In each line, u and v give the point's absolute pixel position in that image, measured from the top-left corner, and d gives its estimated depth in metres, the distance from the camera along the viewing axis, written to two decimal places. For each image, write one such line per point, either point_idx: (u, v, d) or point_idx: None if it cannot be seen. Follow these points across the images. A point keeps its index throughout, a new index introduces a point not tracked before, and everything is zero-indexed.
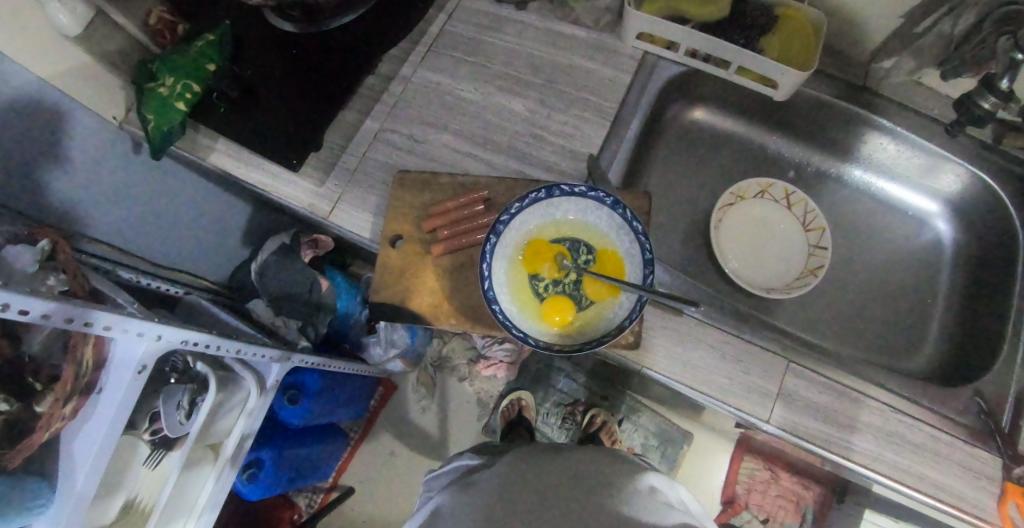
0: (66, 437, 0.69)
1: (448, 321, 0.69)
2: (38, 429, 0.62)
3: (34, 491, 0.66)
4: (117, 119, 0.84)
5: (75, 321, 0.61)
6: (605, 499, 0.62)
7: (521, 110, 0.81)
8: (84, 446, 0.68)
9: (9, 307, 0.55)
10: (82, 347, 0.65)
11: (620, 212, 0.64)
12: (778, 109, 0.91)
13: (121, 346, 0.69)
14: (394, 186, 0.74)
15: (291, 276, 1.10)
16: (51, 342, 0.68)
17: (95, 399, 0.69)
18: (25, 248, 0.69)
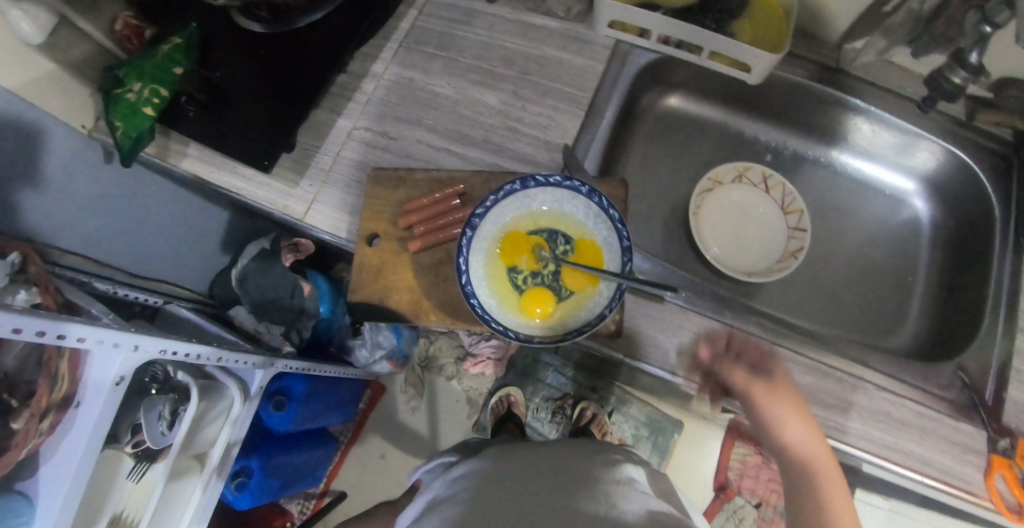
0: (45, 454, 0.68)
1: (429, 318, 0.68)
2: (15, 447, 0.61)
3: (14, 508, 0.65)
4: (86, 128, 0.82)
5: (47, 334, 0.60)
6: (589, 491, 0.62)
7: (495, 103, 0.80)
8: (63, 463, 0.67)
9: None
10: (57, 361, 0.65)
11: (596, 200, 0.63)
12: (753, 93, 0.91)
13: (97, 359, 0.67)
14: (369, 183, 0.73)
15: (271, 281, 1.09)
16: (25, 357, 0.67)
17: (74, 413, 0.67)
18: None
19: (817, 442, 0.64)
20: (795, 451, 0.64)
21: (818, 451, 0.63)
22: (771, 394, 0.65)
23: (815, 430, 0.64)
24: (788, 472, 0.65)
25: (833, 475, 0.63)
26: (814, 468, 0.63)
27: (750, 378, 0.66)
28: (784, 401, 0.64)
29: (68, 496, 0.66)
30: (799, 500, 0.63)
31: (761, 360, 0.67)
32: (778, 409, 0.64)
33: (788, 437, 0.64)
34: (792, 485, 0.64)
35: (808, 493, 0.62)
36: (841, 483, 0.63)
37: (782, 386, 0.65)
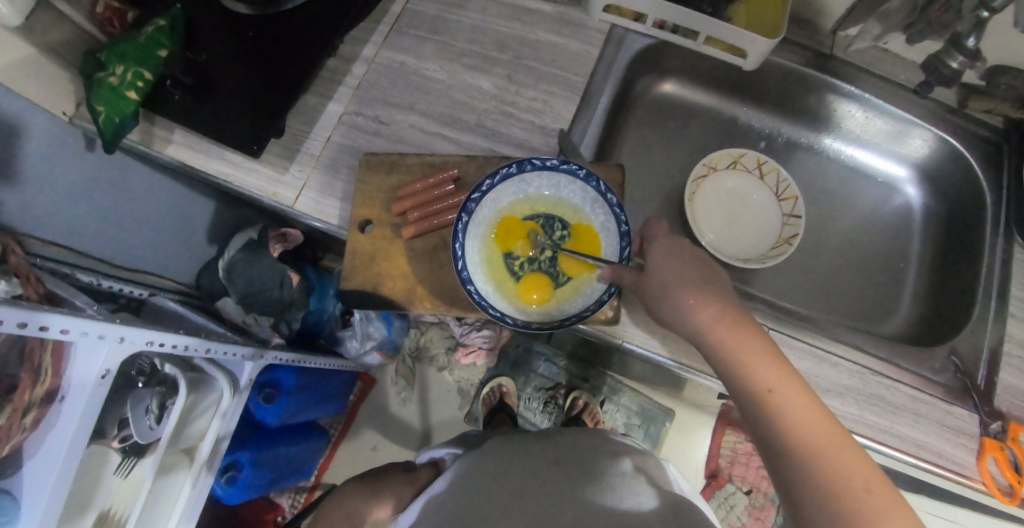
0: (29, 450, 0.66)
1: (424, 306, 0.67)
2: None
3: None
4: (67, 115, 0.79)
5: (29, 326, 0.57)
6: (591, 485, 0.61)
7: (489, 87, 0.79)
8: (48, 458, 0.65)
9: None
10: (40, 353, 0.63)
11: (593, 185, 0.62)
12: (748, 79, 0.90)
13: (82, 351, 0.66)
14: (360, 168, 0.71)
15: (260, 272, 1.05)
16: (6, 350, 0.64)
17: (59, 407, 0.65)
18: None
19: (743, 334, 0.52)
20: (719, 350, 0.52)
21: (750, 343, 0.51)
22: (666, 282, 0.55)
23: (738, 317, 0.53)
24: (725, 378, 0.52)
25: (774, 365, 0.50)
26: (752, 365, 0.50)
27: (641, 275, 0.57)
28: (681, 287, 0.54)
29: (55, 492, 0.65)
30: (747, 410, 0.50)
31: (657, 230, 0.60)
32: (679, 297, 0.54)
33: (713, 335, 0.52)
34: (738, 398, 0.51)
35: (759, 403, 0.49)
36: (786, 369, 0.50)
37: (675, 271, 0.55)
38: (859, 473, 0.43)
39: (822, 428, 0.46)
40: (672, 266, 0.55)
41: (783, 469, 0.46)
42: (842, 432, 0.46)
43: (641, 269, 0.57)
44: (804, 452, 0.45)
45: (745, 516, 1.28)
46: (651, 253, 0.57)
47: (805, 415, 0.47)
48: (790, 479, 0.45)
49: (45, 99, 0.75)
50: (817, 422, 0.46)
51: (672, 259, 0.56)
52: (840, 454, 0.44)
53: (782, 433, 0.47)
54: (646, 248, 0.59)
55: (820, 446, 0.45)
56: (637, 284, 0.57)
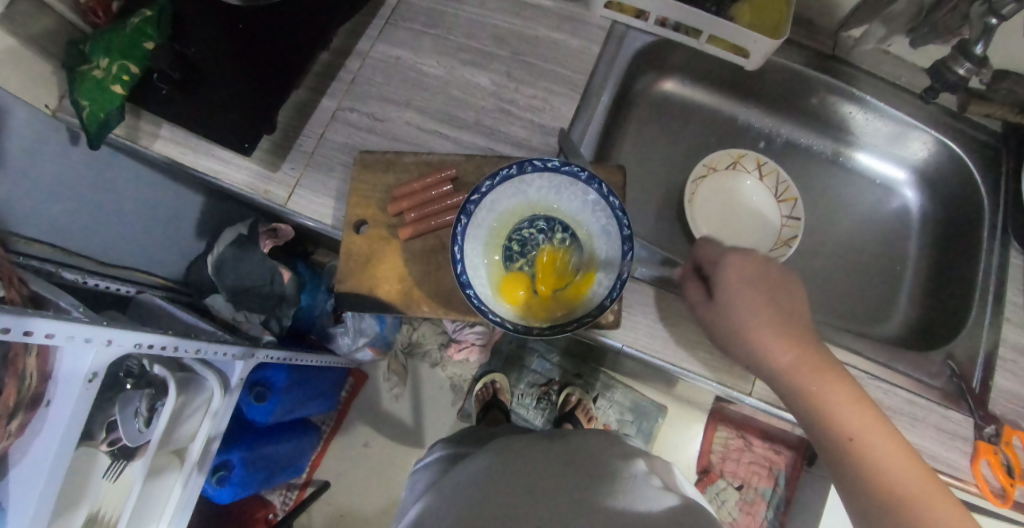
0: (14, 457, 0.63)
1: (421, 309, 0.65)
2: None
3: None
4: (49, 108, 0.76)
5: (13, 331, 0.56)
6: (601, 485, 0.61)
7: (487, 84, 0.77)
8: (33, 465, 0.63)
9: None
10: (23, 358, 0.60)
11: (595, 187, 0.61)
12: (749, 78, 0.89)
13: (68, 355, 0.64)
14: (356, 167, 0.69)
15: (251, 269, 1.03)
16: None
17: (45, 413, 0.63)
18: None
19: (819, 365, 0.57)
20: (794, 380, 0.57)
21: (825, 375, 0.56)
22: (743, 316, 0.59)
23: (814, 350, 0.57)
24: (799, 406, 0.58)
25: (849, 395, 0.55)
26: (829, 395, 0.56)
27: (715, 306, 0.62)
28: (758, 320, 0.58)
29: (42, 499, 0.63)
30: (821, 436, 0.56)
31: (713, 254, 0.64)
32: (755, 332, 0.59)
33: (792, 367, 0.57)
34: (812, 424, 0.56)
35: (834, 432, 0.55)
36: (857, 397, 0.55)
37: (753, 303, 0.59)
38: (927, 492, 0.49)
39: (896, 454, 0.52)
40: (749, 297, 0.59)
41: (855, 491, 0.52)
42: (911, 456, 0.52)
43: (714, 299, 0.62)
44: (879, 477, 0.51)
45: (735, 511, 1.27)
46: (721, 283, 0.61)
47: (880, 442, 0.53)
48: (862, 499, 0.52)
49: (26, 92, 0.72)
50: (890, 448, 0.52)
51: (746, 287, 0.60)
52: (911, 477, 0.50)
53: (857, 460, 0.53)
54: (712, 275, 0.63)
55: (894, 470, 0.51)
56: (710, 315, 0.63)
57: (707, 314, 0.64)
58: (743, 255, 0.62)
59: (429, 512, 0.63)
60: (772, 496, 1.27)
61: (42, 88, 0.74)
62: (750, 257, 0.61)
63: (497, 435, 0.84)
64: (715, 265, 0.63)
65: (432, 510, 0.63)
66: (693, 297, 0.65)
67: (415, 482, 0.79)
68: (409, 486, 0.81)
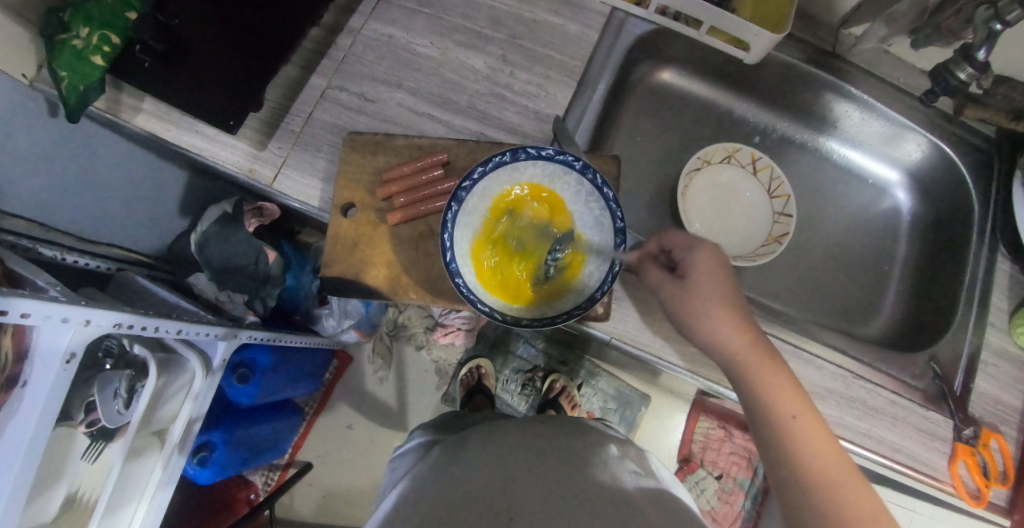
0: None
1: (408, 295, 0.64)
2: None
3: None
4: (27, 77, 0.73)
5: None
6: (581, 472, 0.60)
7: (482, 67, 0.75)
8: (7, 447, 0.61)
9: None
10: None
11: (589, 177, 0.60)
12: (747, 71, 0.88)
13: (43, 335, 0.63)
14: (344, 148, 0.67)
15: (234, 248, 1.01)
16: None
17: (20, 393, 0.62)
18: None
19: (767, 362, 0.59)
20: (744, 370, 0.59)
21: (771, 370, 0.58)
22: (704, 304, 0.60)
23: (762, 344, 0.59)
24: (744, 395, 0.59)
25: (791, 390, 0.57)
26: (770, 388, 0.57)
27: (680, 288, 0.61)
28: (719, 309, 0.60)
29: (16, 481, 0.62)
30: (760, 421, 0.57)
31: (685, 241, 0.63)
32: (713, 320, 0.59)
33: (744, 360, 0.59)
34: (754, 412, 0.58)
35: (774, 418, 0.56)
36: (799, 392, 0.57)
37: (716, 293, 0.60)
38: (844, 480, 0.51)
39: (824, 445, 0.54)
40: (712, 288, 0.60)
41: (781, 470, 0.55)
42: (838, 449, 0.54)
43: (682, 281, 0.61)
44: (803, 460, 0.53)
45: (714, 500, 1.28)
46: (692, 269, 0.61)
47: (810, 433, 0.55)
48: (785, 478, 0.54)
49: (1, 59, 0.68)
50: (821, 439, 0.54)
51: (714, 277, 0.60)
52: (833, 469, 0.52)
53: (787, 445, 0.55)
54: (682, 260, 0.63)
55: (818, 458, 0.53)
56: (674, 297, 0.61)
57: (671, 294, 0.62)
58: (713, 247, 0.62)
59: (406, 497, 0.62)
60: (751, 486, 1.28)
61: (18, 55, 0.70)
62: (721, 249, 0.61)
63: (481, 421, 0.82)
64: (688, 250, 0.62)
65: (410, 490, 0.63)
66: (657, 279, 0.63)
67: (396, 467, 0.78)
68: (389, 472, 0.80)
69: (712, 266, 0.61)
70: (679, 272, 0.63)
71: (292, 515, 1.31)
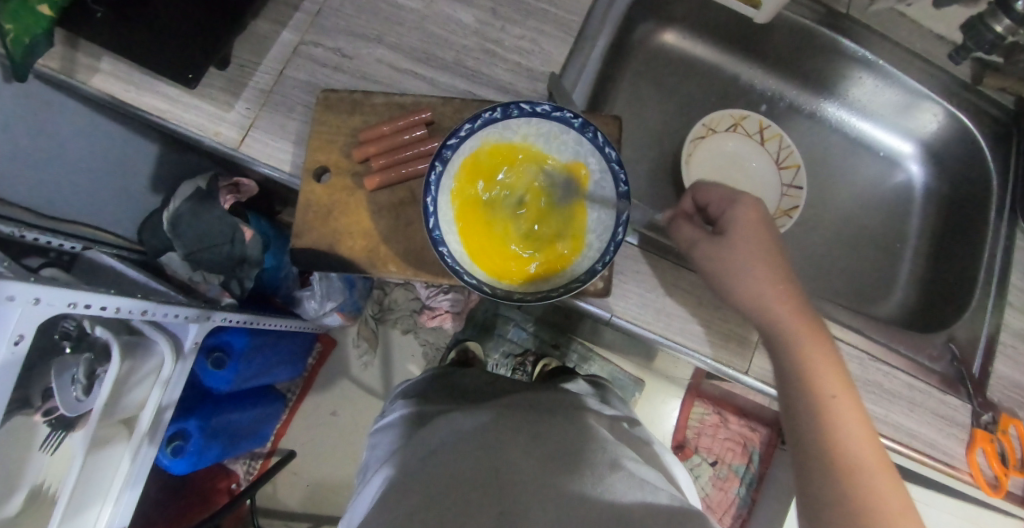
0: None
1: (388, 268, 0.58)
2: None
3: None
4: None
5: None
6: (585, 470, 0.54)
7: (470, 21, 0.67)
8: None
9: None
10: None
11: (590, 136, 0.54)
12: (756, 32, 0.82)
13: None
14: (317, 106, 0.60)
15: (208, 226, 0.93)
16: None
17: None
18: None
19: (813, 333, 0.54)
20: (789, 338, 0.54)
21: (818, 347, 0.53)
22: (746, 261, 0.55)
23: (808, 317, 0.54)
24: (782, 370, 0.54)
25: (835, 370, 0.52)
26: (814, 362, 0.52)
27: (715, 244, 0.57)
28: (760, 272, 0.55)
29: None
30: (795, 398, 0.52)
31: (723, 196, 0.59)
32: (758, 281, 0.55)
33: (788, 331, 0.54)
34: (789, 385, 0.53)
35: (813, 395, 0.51)
36: (842, 375, 0.52)
37: (757, 251, 0.55)
38: (878, 468, 0.46)
39: (861, 431, 0.49)
40: (753, 245, 0.56)
41: (808, 447, 0.49)
42: (873, 436, 0.49)
43: (719, 238, 0.57)
44: (835, 442, 0.48)
45: (709, 487, 1.23)
46: (731, 224, 0.57)
47: (850, 417, 0.49)
48: (810, 455, 0.49)
49: None
50: (859, 426, 0.49)
51: (756, 231, 0.56)
52: (868, 455, 0.47)
53: (820, 424, 0.49)
54: (721, 215, 0.59)
55: (853, 440, 0.48)
56: (708, 254, 0.57)
57: (705, 253, 0.58)
58: (757, 202, 0.57)
59: (392, 488, 0.55)
60: (745, 473, 1.24)
61: None
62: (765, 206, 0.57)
63: (470, 393, 0.75)
64: (728, 205, 0.58)
65: (393, 481, 0.57)
66: (689, 236, 0.59)
67: (377, 442, 0.71)
68: (370, 447, 0.73)
69: (751, 225, 0.56)
70: (717, 229, 0.59)
71: (275, 505, 1.24)
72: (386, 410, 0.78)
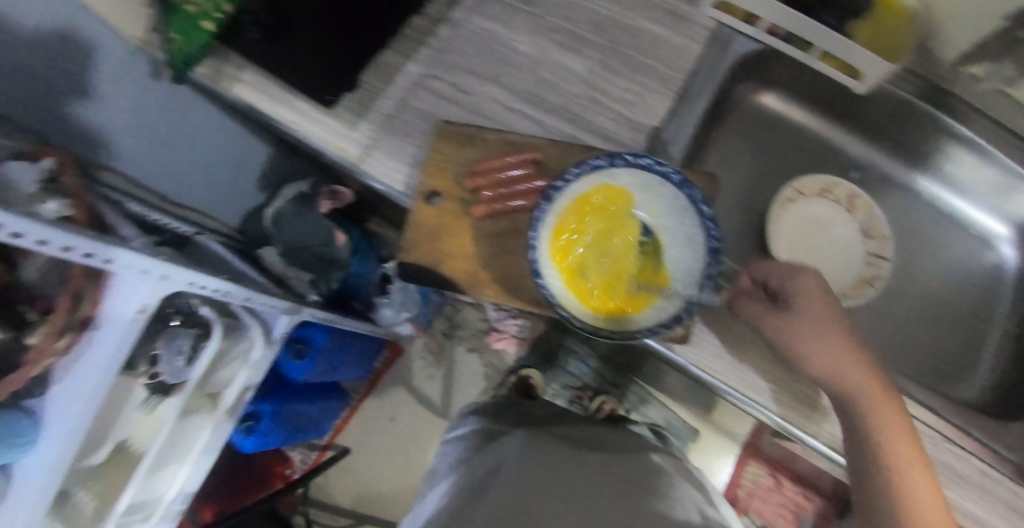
0: (59, 372, 0.64)
1: (484, 291, 0.62)
2: (28, 364, 0.58)
3: (17, 425, 0.62)
4: (136, 38, 0.73)
5: (93, 257, 0.54)
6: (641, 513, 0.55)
7: (580, 70, 0.72)
8: (74, 388, 0.63)
9: (24, 236, 0.46)
10: (80, 279, 0.61)
11: (687, 191, 0.57)
12: (854, 102, 0.83)
13: (123, 283, 0.62)
14: (435, 135, 0.66)
15: (306, 226, 1.05)
16: (48, 270, 0.64)
17: (93, 336, 0.63)
18: (27, 165, 0.66)
19: (881, 402, 0.58)
20: (860, 408, 0.57)
21: (887, 414, 0.57)
22: (814, 335, 0.58)
23: (877, 387, 0.58)
24: (852, 436, 0.58)
25: (906, 437, 0.57)
26: (886, 432, 0.57)
27: (787, 318, 0.59)
28: (829, 345, 0.58)
29: (76, 425, 0.63)
30: (866, 464, 0.57)
31: (781, 269, 0.61)
32: (825, 354, 0.58)
33: (855, 397, 0.58)
34: (860, 450, 0.57)
35: (885, 462, 0.56)
36: (910, 441, 0.57)
37: (825, 325, 0.58)
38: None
39: (930, 493, 0.54)
40: (818, 322, 0.59)
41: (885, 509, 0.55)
42: (941, 500, 0.54)
43: (786, 312, 0.59)
44: (908, 506, 0.54)
45: None
46: (797, 298, 0.59)
47: (922, 485, 0.54)
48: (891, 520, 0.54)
49: (120, 16, 0.69)
50: (928, 492, 0.54)
51: (822, 307, 0.59)
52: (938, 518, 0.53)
53: (897, 490, 0.55)
54: (781, 288, 0.61)
55: (927, 504, 0.54)
56: (779, 327, 0.58)
57: (773, 325, 0.59)
58: (815, 273, 0.60)
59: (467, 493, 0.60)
60: None
61: (132, 18, 0.71)
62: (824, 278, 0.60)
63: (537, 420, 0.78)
64: (789, 277, 0.60)
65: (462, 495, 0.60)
66: (755, 310, 0.60)
67: (447, 453, 0.75)
68: (440, 455, 0.78)
69: (816, 299, 0.59)
70: (778, 300, 0.60)
71: (325, 495, 1.30)
72: (456, 424, 0.83)
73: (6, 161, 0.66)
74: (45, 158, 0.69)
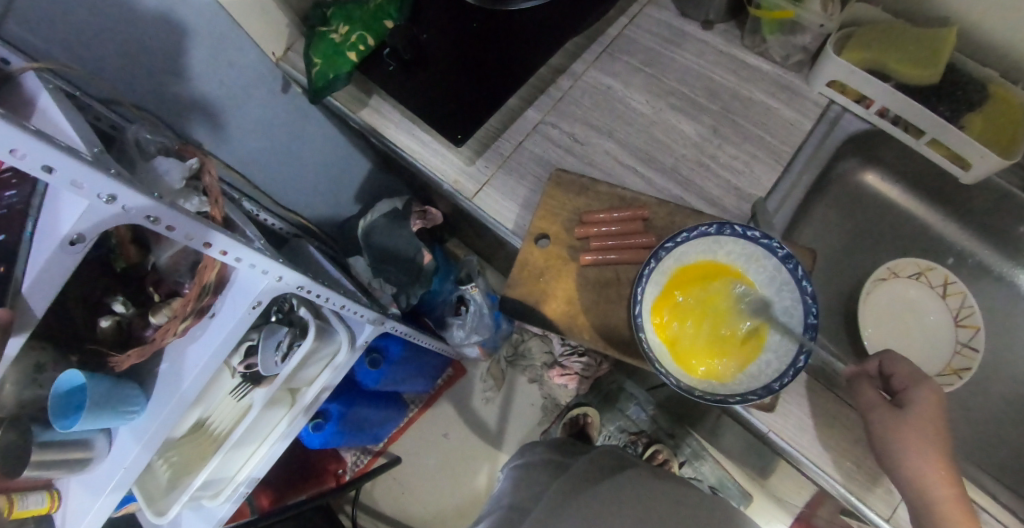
0: (173, 352, 0.67)
1: (582, 335, 0.66)
2: (153, 340, 0.60)
3: (130, 396, 0.64)
4: (275, 55, 0.85)
5: (193, 239, 0.54)
6: None
7: (692, 133, 0.76)
8: (183, 369, 0.66)
9: (157, 221, 0.50)
10: (209, 271, 0.61)
11: (789, 267, 0.59)
12: (957, 192, 0.83)
13: (243, 277, 0.65)
14: (550, 182, 0.71)
15: (394, 242, 1.09)
16: (178, 259, 0.66)
17: (207, 322, 0.66)
18: (175, 162, 0.62)
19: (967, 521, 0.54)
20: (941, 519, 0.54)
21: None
22: (916, 439, 0.56)
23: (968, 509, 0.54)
24: None
25: None
26: None
27: (894, 416, 0.58)
28: (926, 452, 0.56)
29: (175, 406, 0.65)
30: None
31: (911, 372, 0.60)
32: (919, 459, 0.56)
33: (941, 508, 0.55)
34: None
35: None
36: None
37: (929, 436, 0.56)
38: None
39: None
40: (929, 432, 0.57)
41: None
42: None
43: (899, 411, 0.58)
44: None
45: None
46: (912, 402, 0.58)
47: None
48: None
49: (264, 34, 0.82)
50: None
51: (935, 417, 0.57)
52: None
53: None
54: (903, 391, 0.60)
55: None
56: (885, 423, 0.58)
57: (880, 419, 0.59)
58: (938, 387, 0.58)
59: (536, 511, 0.62)
60: None
61: (274, 35, 0.83)
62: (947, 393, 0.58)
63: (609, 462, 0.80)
64: (912, 382, 0.59)
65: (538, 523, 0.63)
66: (868, 399, 0.60)
67: (518, 481, 0.78)
68: (510, 481, 0.80)
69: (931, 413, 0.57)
70: (896, 400, 0.60)
71: (369, 500, 1.33)
72: (527, 454, 0.86)
73: (156, 157, 0.63)
74: (188, 156, 0.66)
